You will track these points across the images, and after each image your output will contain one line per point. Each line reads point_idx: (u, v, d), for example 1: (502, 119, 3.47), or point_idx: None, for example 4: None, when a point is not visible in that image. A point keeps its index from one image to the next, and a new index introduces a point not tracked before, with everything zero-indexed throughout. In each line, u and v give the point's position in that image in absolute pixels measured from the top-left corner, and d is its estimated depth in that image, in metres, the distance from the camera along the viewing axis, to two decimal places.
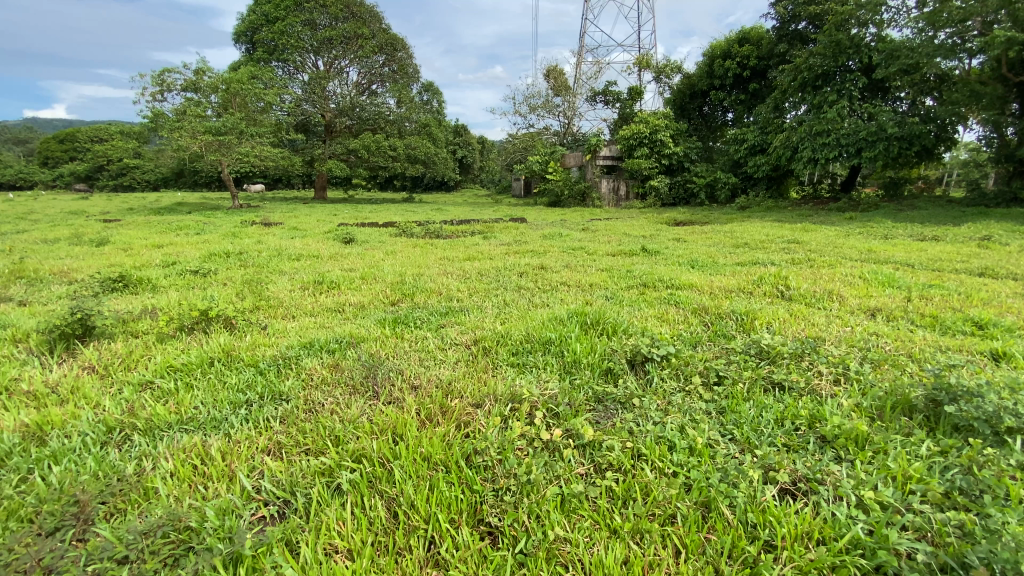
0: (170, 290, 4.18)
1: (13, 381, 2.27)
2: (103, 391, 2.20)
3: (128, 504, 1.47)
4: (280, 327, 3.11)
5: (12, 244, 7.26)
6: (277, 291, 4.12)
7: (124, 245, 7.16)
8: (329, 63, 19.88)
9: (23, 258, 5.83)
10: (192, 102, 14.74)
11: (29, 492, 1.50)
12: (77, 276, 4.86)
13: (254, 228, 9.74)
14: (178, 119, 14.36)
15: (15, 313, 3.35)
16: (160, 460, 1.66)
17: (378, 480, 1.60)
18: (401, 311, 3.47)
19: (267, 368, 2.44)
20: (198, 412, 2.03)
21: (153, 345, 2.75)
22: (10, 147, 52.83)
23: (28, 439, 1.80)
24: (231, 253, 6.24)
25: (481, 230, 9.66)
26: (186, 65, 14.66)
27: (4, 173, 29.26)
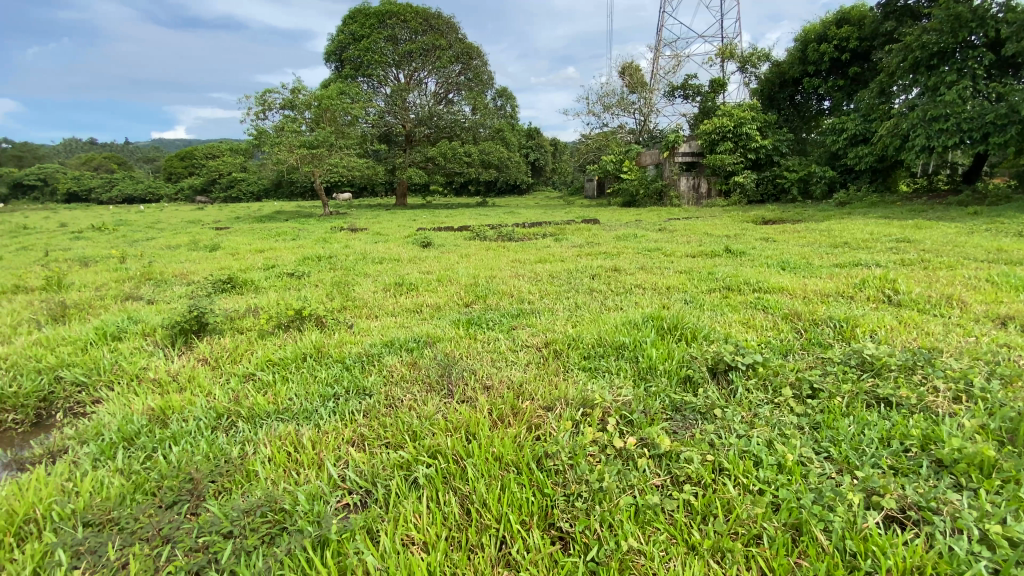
0: (270, 291, 4.59)
1: (143, 371, 2.62)
2: (214, 380, 2.47)
3: (233, 484, 1.63)
4: (363, 326, 3.30)
5: (144, 250, 8.35)
6: (362, 292, 4.38)
7: (232, 251, 7.95)
8: (409, 75, 20.87)
9: (153, 262, 6.68)
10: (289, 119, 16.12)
11: (154, 469, 1.73)
12: (194, 278, 5.48)
13: (341, 234, 10.45)
14: (278, 135, 15.81)
15: (147, 310, 3.87)
16: (261, 446, 1.82)
17: (453, 476, 1.64)
18: (474, 312, 3.56)
19: (352, 364, 2.60)
20: (293, 403, 2.21)
21: (256, 341, 3.03)
22: (142, 166, 60.68)
23: (154, 421, 2.08)
24: (322, 257, 6.72)
25: (554, 232, 9.65)
26: (284, 85, 16.00)
27: (137, 188, 33.61)
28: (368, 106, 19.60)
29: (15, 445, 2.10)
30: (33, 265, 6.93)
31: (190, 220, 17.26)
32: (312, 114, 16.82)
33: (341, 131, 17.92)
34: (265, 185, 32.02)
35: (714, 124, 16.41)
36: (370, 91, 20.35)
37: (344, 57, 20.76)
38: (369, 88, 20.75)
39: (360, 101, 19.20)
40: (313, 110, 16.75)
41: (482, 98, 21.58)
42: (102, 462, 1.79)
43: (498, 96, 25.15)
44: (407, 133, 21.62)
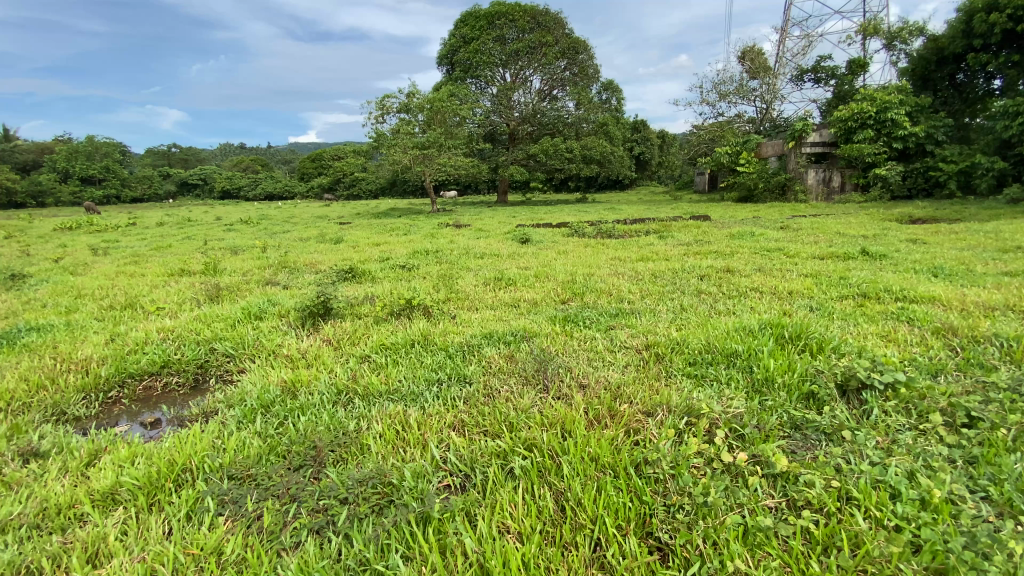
0: (384, 281, 4.98)
1: (279, 347, 2.99)
2: (335, 359, 2.74)
3: (349, 454, 1.79)
4: (465, 317, 3.45)
5: (282, 241, 9.50)
6: (464, 285, 4.58)
7: (352, 243, 8.74)
8: (515, 74, 21.28)
9: (288, 252, 7.58)
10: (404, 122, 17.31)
11: (285, 434, 1.96)
12: (321, 267, 6.12)
13: (447, 229, 10.98)
14: (394, 137, 17.07)
15: (283, 294, 4.40)
16: (373, 423, 1.99)
17: (548, 471, 1.65)
18: (572, 309, 3.54)
19: (454, 353, 2.73)
20: (401, 385, 2.37)
21: (370, 325, 3.31)
22: (281, 167, 68.90)
23: (286, 392, 2.36)
24: (429, 251, 7.13)
25: (658, 229, 9.26)
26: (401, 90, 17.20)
27: (277, 187, 38.30)
28: (476, 106, 20.36)
29: (179, 404, 2.51)
30: (200, 253, 8.22)
31: (318, 216, 19.29)
32: (424, 116, 17.84)
33: (450, 131, 18.84)
34: (382, 183, 34.69)
35: (851, 110, 14.63)
36: (477, 92, 21.08)
37: (455, 60, 21.73)
38: (477, 88, 21.54)
39: (468, 101, 20.01)
40: (426, 112, 17.77)
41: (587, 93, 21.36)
42: (245, 424, 2.08)
43: (603, 90, 24.69)
44: (512, 131, 22.10)
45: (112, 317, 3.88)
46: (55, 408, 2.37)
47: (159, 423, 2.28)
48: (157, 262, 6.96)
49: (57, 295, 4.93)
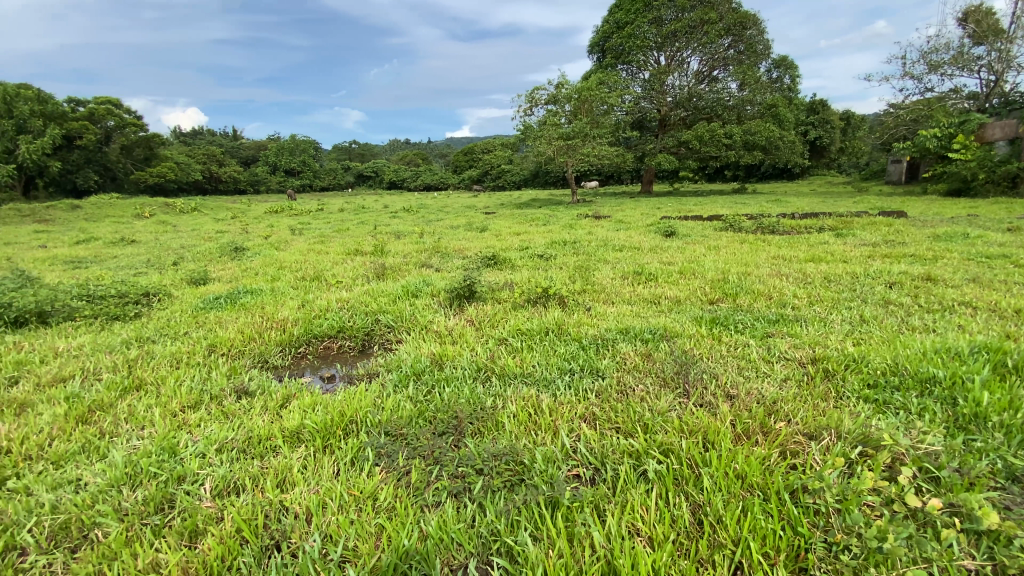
0: (524, 269, 5.16)
1: (429, 323, 3.29)
2: (477, 339, 2.92)
3: (486, 428, 1.90)
4: (601, 310, 3.40)
5: (436, 228, 10.39)
6: (602, 277, 4.52)
7: (497, 232, 9.20)
8: (671, 57, 20.18)
9: (440, 238, 8.27)
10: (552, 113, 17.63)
11: (430, 402, 2.16)
12: (467, 253, 6.55)
13: (587, 220, 10.92)
14: (540, 129, 17.51)
15: (434, 276, 4.82)
16: (507, 403, 2.08)
17: (685, 480, 1.56)
18: (721, 311, 3.27)
19: (588, 345, 2.72)
20: (535, 369, 2.44)
21: (509, 310, 3.46)
22: (437, 160, 75.05)
23: (434, 364, 2.59)
24: (568, 242, 7.17)
25: (833, 226, 8.06)
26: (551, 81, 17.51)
27: (432, 178, 41.88)
28: (625, 93, 19.83)
29: (349, 363, 2.93)
30: (370, 236, 9.40)
31: (466, 205, 20.72)
32: (571, 107, 17.98)
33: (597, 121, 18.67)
34: (526, 174, 35.80)
35: None
36: (627, 79, 20.47)
37: (607, 47, 21.35)
38: (628, 74, 20.96)
39: (617, 89, 19.59)
40: (573, 103, 17.85)
41: (753, 72, 19.42)
42: (399, 388, 2.34)
43: (774, 69, 22.18)
44: (663, 117, 21.12)
45: (303, 286, 4.65)
46: (261, 356, 2.93)
47: (334, 378, 2.68)
48: (338, 243, 8.15)
49: (267, 265, 6.07)
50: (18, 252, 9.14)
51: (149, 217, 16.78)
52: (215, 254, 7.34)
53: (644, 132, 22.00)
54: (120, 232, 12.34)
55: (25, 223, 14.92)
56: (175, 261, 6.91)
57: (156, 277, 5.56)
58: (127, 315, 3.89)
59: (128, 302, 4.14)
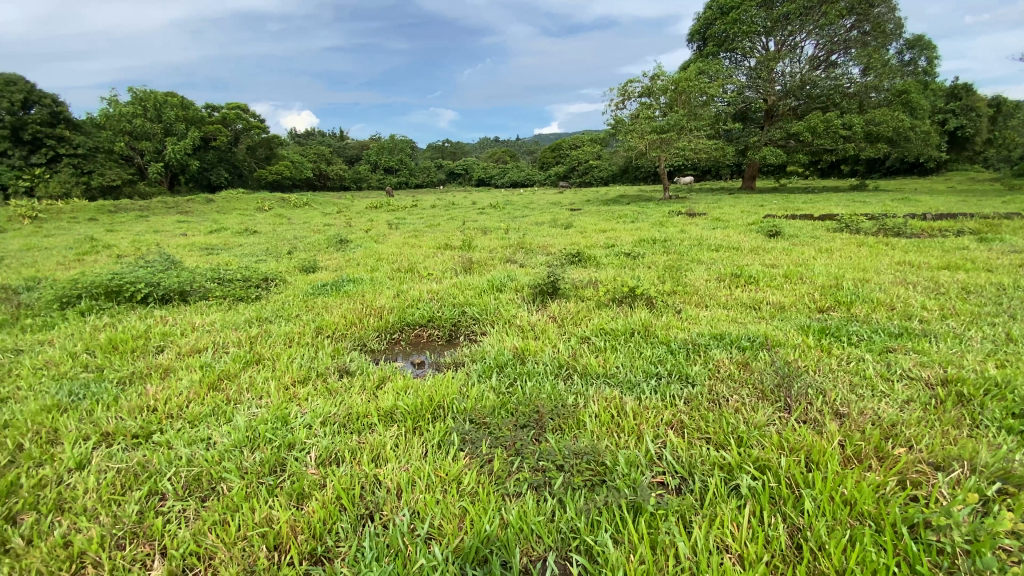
0: (611, 267, 5.08)
1: (514, 317, 3.36)
2: (560, 335, 2.93)
3: (567, 426, 1.90)
4: (693, 313, 3.25)
5: (523, 223, 10.53)
6: (694, 279, 4.33)
7: (584, 229, 9.12)
8: (782, 42, 18.67)
9: (527, 234, 8.38)
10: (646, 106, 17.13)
11: (514, 395, 2.21)
12: (553, 249, 6.58)
13: (680, 218, 10.49)
14: (633, 122, 17.10)
15: (521, 271, 4.90)
16: (591, 402, 2.06)
17: (782, 500, 1.46)
18: (831, 320, 2.98)
19: (677, 349, 2.62)
20: (619, 371, 2.40)
21: (594, 308, 3.43)
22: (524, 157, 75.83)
23: (517, 358, 2.64)
24: (658, 240, 6.95)
25: (978, 230, 7.01)
26: (646, 73, 16.99)
27: (520, 174, 42.40)
28: (727, 83, 18.70)
29: (437, 352, 3.07)
30: (459, 230, 9.76)
31: (552, 201, 20.78)
32: (667, 99, 17.34)
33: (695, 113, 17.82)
34: (614, 170, 35.04)
35: None
36: (730, 68, 19.26)
37: (708, 35, 20.24)
38: (731, 63, 19.75)
39: (718, 79, 18.53)
40: (669, 94, 17.20)
41: (880, 55, 17.43)
42: (483, 378, 2.41)
43: (906, 50, 19.73)
44: (769, 108, 19.64)
45: (397, 278, 4.94)
46: (360, 340, 3.16)
47: (423, 364, 2.83)
48: (429, 237, 8.54)
49: (366, 257, 6.52)
50: (167, 238, 10.65)
51: (268, 209, 18.72)
52: (322, 245, 8.02)
53: (746, 124, 20.64)
54: (245, 223, 13.90)
55: (171, 213, 17.31)
56: (290, 250, 7.67)
57: (275, 263, 6.22)
58: (249, 297, 4.39)
59: (249, 286, 4.67)
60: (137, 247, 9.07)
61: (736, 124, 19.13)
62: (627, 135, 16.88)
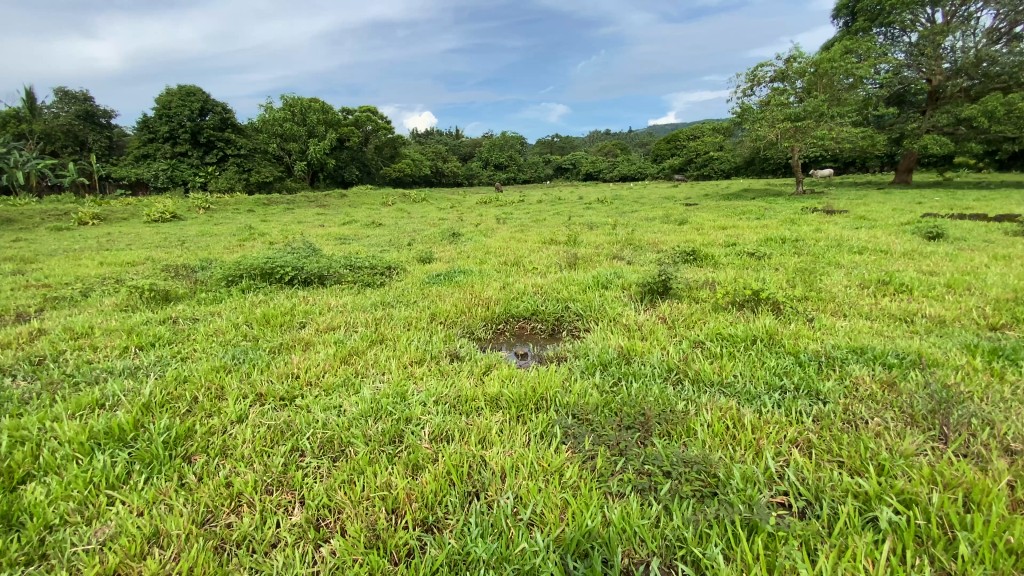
0: (729, 267, 4.75)
1: (621, 315, 3.30)
2: (670, 338, 2.82)
3: (676, 432, 1.83)
4: (827, 322, 2.92)
5: (633, 219, 10.25)
6: (830, 284, 3.88)
7: (698, 226, 8.60)
8: (955, 11, 15.91)
9: (637, 230, 8.15)
10: (778, 92, 15.69)
11: (619, 394, 2.18)
12: (664, 247, 6.32)
13: (814, 216, 9.45)
14: (762, 110, 15.78)
15: (630, 268, 4.78)
16: (703, 410, 1.96)
17: (933, 541, 1.26)
18: (1009, 341, 2.49)
19: (806, 361, 2.37)
20: (736, 380, 2.24)
21: (710, 311, 3.24)
22: (637, 151, 73.63)
23: (624, 357, 2.60)
24: (787, 240, 6.34)
25: None
26: (780, 56, 15.53)
27: (631, 168, 41.17)
28: (880, 62, 16.40)
29: (539, 345, 3.12)
30: (566, 225, 9.77)
31: (664, 196, 19.88)
32: (804, 83, 15.72)
33: (837, 98, 15.92)
34: (735, 163, 32.49)
35: None
36: (885, 45, 16.85)
37: (859, 9, 17.91)
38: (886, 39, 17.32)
39: (869, 58, 16.30)
40: (808, 78, 15.55)
41: None
42: (588, 375, 2.41)
43: None
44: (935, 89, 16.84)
45: (504, 270, 5.09)
46: (469, 328, 3.32)
47: (526, 356, 2.90)
48: (536, 232, 8.67)
49: (477, 250, 6.81)
50: (308, 227, 12.09)
51: (391, 204, 20.37)
52: (437, 238, 8.53)
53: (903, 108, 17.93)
54: (372, 216, 15.27)
55: (311, 207, 19.58)
56: (409, 241, 8.29)
57: (397, 253, 6.77)
58: (374, 283, 4.83)
59: (375, 273, 5.15)
60: (285, 235, 10.44)
61: (889, 109, 16.71)
62: (755, 124, 15.63)
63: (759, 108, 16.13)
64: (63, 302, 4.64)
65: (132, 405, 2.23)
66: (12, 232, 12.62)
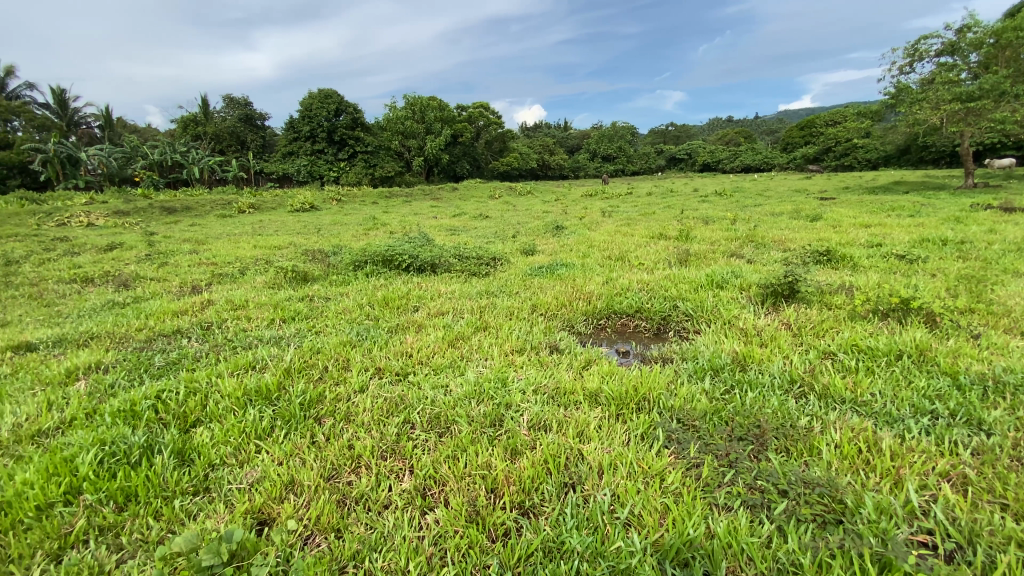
0: (870, 271, 4.19)
1: (736, 318, 3.08)
2: (794, 346, 2.58)
3: (795, 449, 1.68)
4: (999, 341, 2.44)
5: (754, 215, 9.45)
6: (1006, 296, 3.24)
7: (834, 224, 7.66)
8: None
9: (759, 227, 7.49)
10: (945, 68, 13.50)
11: (730, 403, 2.05)
12: (790, 245, 5.76)
13: (989, 213, 7.94)
14: (923, 91, 13.58)
15: (749, 268, 4.43)
16: (829, 428, 1.77)
17: None
18: None
19: (968, 385, 2.01)
20: (873, 400, 1.98)
21: (843, 320, 2.89)
22: (763, 140, 67.26)
23: (737, 363, 2.43)
24: (949, 241, 5.41)
25: None
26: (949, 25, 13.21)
27: (754, 159, 37.83)
28: None
29: (644, 343, 3.03)
30: (678, 220, 9.28)
31: (794, 189, 17.97)
32: (981, 57, 13.35)
33: None
34: (884, 151, 28.27)
35: None
36: None
37: None
38: None
39: None
40: (986, 50, 13.17)
41: None
42: (697, 380, 2.29)
43: None
44: None
45: (609, 265, 5.01)
46: (570, 322, 3.33)
47: (628, 354, 2.84)
48: (644, 226, 8.37)
49: (581, 243, 6.76)
50: (423, 219, 12.91)
51: (499, 197, 20.97)
52: (542, 231, 8.61)
53: None
54: (481, 209, 15.86)
55: (426, 199, 20.86)
56: (515, 234, 8.49)
57: (503, 245, 6.98)
58: (481, 273, 5.03)
59: (482, 263, 5.36)
60: (403, 225, 11.26)
61: None
62: (912, 107, 13.48)
63: (919, 87, 13.87)
64: (226, 279, 5.48)
65: (277, 369, 2.59)
66: (191, 218, 15.12)
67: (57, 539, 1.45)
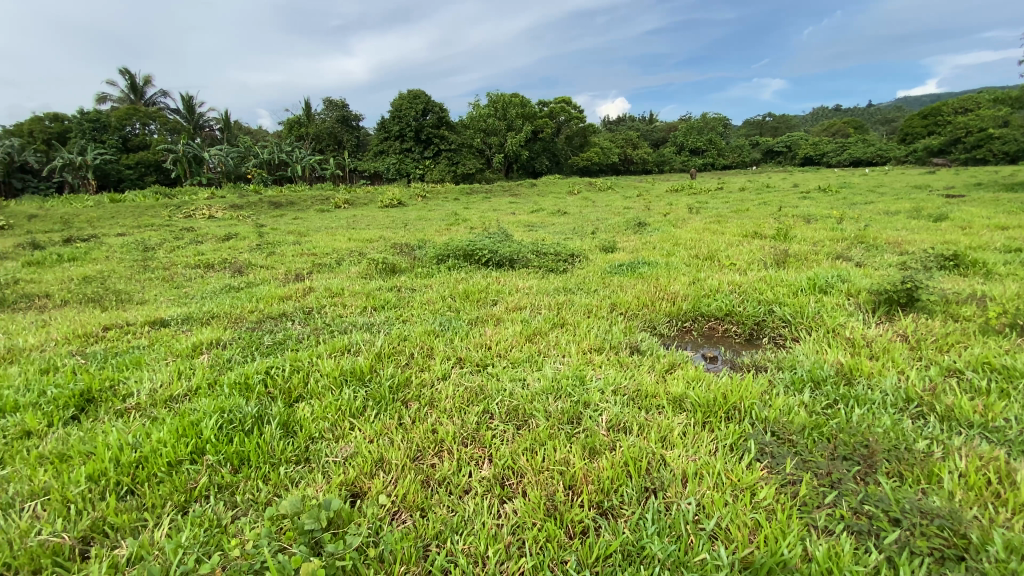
0: (1008, 279, 3.63)
1: (841, 327, 2.81)
2: (911, 360, 2.30)
3: (911, 475, 1.51)
4: None
5: (863, 213, 8.56)
6: None
7: (963, 224, 6.72)
8: None
9: (869, 226, 6.76)
10: None
11: (832, 418, 1.88)
12: (908, 247, 5.14)
13: None
14: None
15: (856, 272, 4.02)
16: (953, 454, 1.57)
17: None
18: None
19: None
20: (1011, 426, 1.72)
21: (974, 334, 2.53)
22: (880, 130, 60.29)
23: (841, 376, 2.22)
24: None
25: None
26: None
27: (867, 151, 34.09)
28: None
29: (733, 349, 2.86)
30: (774, 218, 8.63)
31: (916, 185, 15.95)
32: None
33: None
34: None
35: None
36: None
37: None
38: None
39: None
40: None
41: None
42: (793, 391, 2.13)
43: None
44: None
45: (695, 264, 4.78)
46: (652, 323, 3.22)
47: (716, 360, 2.70)
48: (734, 224, 7.90)
49: (664, 241, 6.52)
50: (503, 215, 13.14)
51: (578, 194, 20.80)
52: (622, 228, 8.41)
53: None
54: (560, 206, 15.83)
55: (506, 195, 21.18)
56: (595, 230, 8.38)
57: (581, 242, 6.93)
58: (558, 269, 5.03)
59: (560, 259, 5.36)
60: (483, 221, 11.54)
61: None
62: None
63: None
64: (324, 269, 5.96)
65: (369, 353, 2.78)
66: (294, 212, 16.59)
67: (184, 492, 1.67)
